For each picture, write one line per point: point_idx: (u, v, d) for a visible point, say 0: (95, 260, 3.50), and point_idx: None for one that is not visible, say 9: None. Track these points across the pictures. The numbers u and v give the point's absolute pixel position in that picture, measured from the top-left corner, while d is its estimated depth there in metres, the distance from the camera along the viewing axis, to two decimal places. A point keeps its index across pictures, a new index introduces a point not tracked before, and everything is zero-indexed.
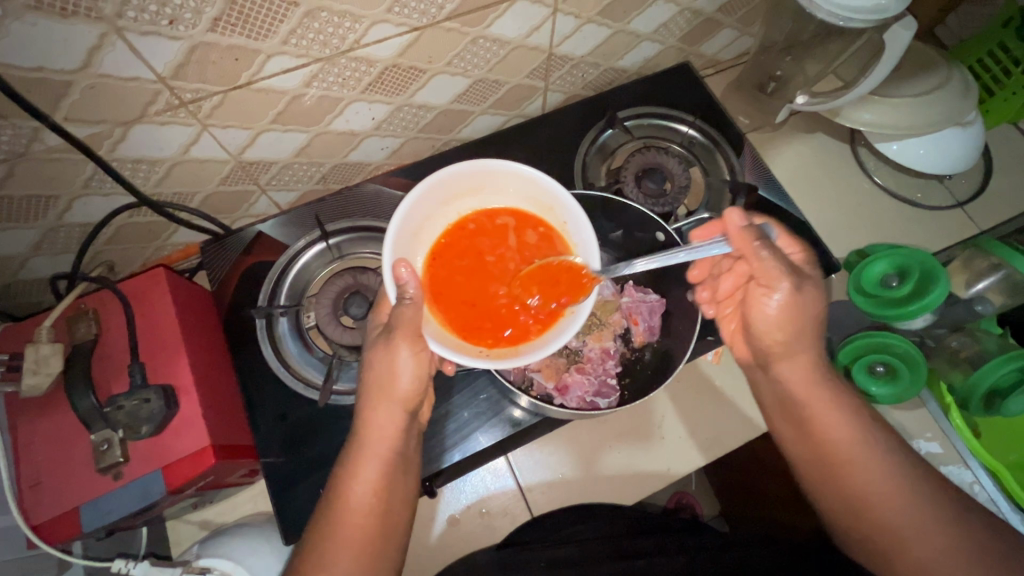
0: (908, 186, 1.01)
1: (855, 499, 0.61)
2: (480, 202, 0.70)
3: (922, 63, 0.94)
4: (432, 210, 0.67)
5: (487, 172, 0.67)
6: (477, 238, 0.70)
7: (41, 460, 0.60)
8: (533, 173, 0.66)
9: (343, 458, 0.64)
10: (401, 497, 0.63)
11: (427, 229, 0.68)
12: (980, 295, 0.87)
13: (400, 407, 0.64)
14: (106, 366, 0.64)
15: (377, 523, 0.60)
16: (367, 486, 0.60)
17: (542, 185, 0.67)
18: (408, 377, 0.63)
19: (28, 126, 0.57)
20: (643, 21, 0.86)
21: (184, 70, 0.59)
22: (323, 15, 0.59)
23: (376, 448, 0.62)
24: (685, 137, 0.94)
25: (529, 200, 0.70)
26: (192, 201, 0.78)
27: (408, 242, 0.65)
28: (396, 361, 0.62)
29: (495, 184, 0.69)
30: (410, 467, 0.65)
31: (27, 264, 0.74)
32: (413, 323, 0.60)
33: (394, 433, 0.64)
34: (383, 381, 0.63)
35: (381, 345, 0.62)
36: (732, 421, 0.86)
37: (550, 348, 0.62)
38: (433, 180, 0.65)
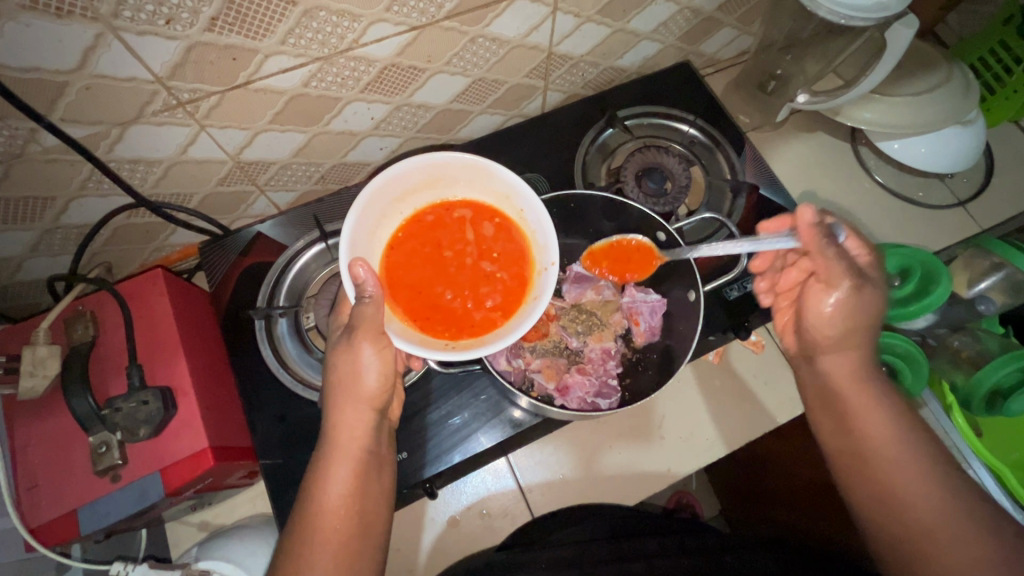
0: (909, 184, 1.00)
1: (889, 496, 0.60)
2: (434, 198, 0.70)
3: (922, 62, 0.94)
4: (387, 208, 0.67)
5: (440, 166, 0.67)
6: (434, 233, 0.70)
7: (38, 463, 0.60)
8: (484, 162, 0.66)
9: (316, 460, 0.63)
10: (378, 495, 0.63)
11: (383, 226, 0.68)
12: (983, 293, 0.88)
13: (366, 406, 0.64)
14: (105, 367, 0.64)
15: (354, 523, 0.60)
16: (341, 487, 0.60)
17: (495, 175, 0.68)
18: (373, 375, 0.62)
19: (24, 127, 0.57)
20: (643, 20, 0.85)
21: (182, 70, 0.58)
22: (320, 15, 0.59)
23: (347, 448, 0.62)
24: (685, 136, 0.94)
25: (483, 192, 0.70)
26: (191, 201, 0.78)
27: (365, 241, 0.65)
28: (359, 361, 0.61)
29: (448, 177, 0.69)
30: (384, 465, 0.66)
31: (25, 266, 0.74)
32: (373, 321, 0.59)
33: (364, 433, 0.64)
34: (347, 381, 0.62)
35: (343, 346, 0.61)
36: (734, 422, 0.86)
37: (514, 335, 0.61)
38: (386, 176, 0.64)
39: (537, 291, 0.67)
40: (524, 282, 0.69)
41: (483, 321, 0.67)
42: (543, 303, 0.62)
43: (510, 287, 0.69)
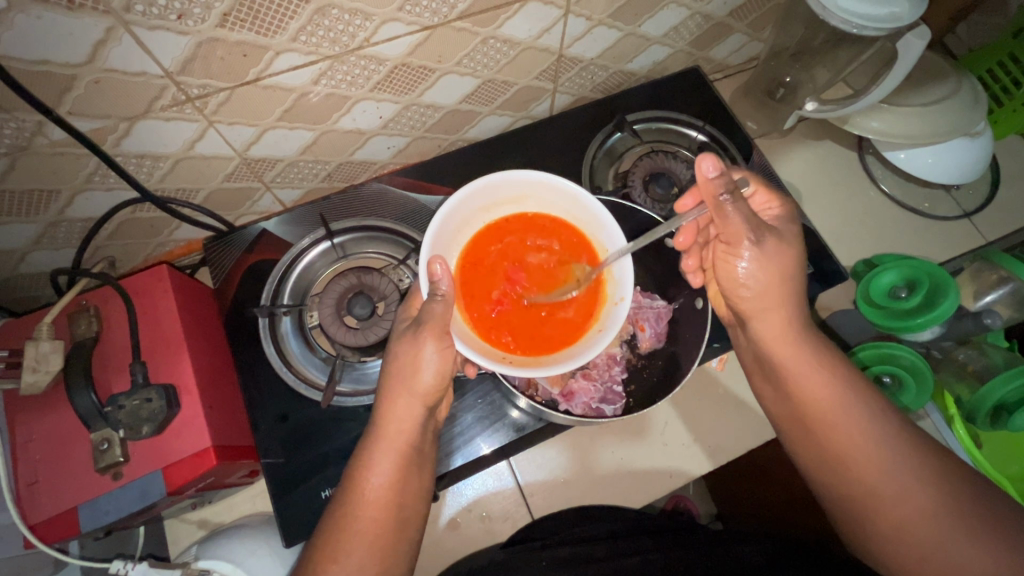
0: (915, 195, 1.00)
1: (868, 486, 0.58)
2: (518, 212, 0.71)
3: (932, 73, 0.94)
4: (472, 213, 0.68)
5: (531, 183, 0.67)
6: (514, 247, 0.70)
7: (39, 459, 0.59)
8: (575, 188, 0.66)
9: (358, 450, 0.62)
10: (417, 490, 0.61)
11: (465, 230, 0.68)
12: (989, 307, 0.87)
13: (420, 403, 0.62)
14: (107, 364, 0.63)
15: (393, 517, 0.59)
16: (382, 480, 0.59)
17: (584, 201, 0.67)
18: (431, 372, 0.61)
19: (31, 119, 0.56)
20: (655, 24, 0.85)
21: (191, 66, 0.58)
22: (333, 12, 0.58)
23: (393, 441, 0.60)
24: (694, 142, 0.94)
25: (569, 215, 0.70)
26: (196, 196, 0.77)
27: (445, 240, 0.65)
28: (420, 356, 0.60)
29: (537, 195, 0.69)
30: (426, 462, 0.63)
31: (27, 258, 0.73)
32: (443, 319, 0.60)
33: (410, 427, 0.61)
34: (404, 373, 0.61)
35: (408, 338, 0.61)
36: (736, 429, 0.85)
37: (575, 363, 0.61)
38: (477, 183, 0.65)
39: (603, 323, 0.67)
40: (592, 312, 0.69)
41: (545, 342, 0.67)
42: (609, 335, 0.62)
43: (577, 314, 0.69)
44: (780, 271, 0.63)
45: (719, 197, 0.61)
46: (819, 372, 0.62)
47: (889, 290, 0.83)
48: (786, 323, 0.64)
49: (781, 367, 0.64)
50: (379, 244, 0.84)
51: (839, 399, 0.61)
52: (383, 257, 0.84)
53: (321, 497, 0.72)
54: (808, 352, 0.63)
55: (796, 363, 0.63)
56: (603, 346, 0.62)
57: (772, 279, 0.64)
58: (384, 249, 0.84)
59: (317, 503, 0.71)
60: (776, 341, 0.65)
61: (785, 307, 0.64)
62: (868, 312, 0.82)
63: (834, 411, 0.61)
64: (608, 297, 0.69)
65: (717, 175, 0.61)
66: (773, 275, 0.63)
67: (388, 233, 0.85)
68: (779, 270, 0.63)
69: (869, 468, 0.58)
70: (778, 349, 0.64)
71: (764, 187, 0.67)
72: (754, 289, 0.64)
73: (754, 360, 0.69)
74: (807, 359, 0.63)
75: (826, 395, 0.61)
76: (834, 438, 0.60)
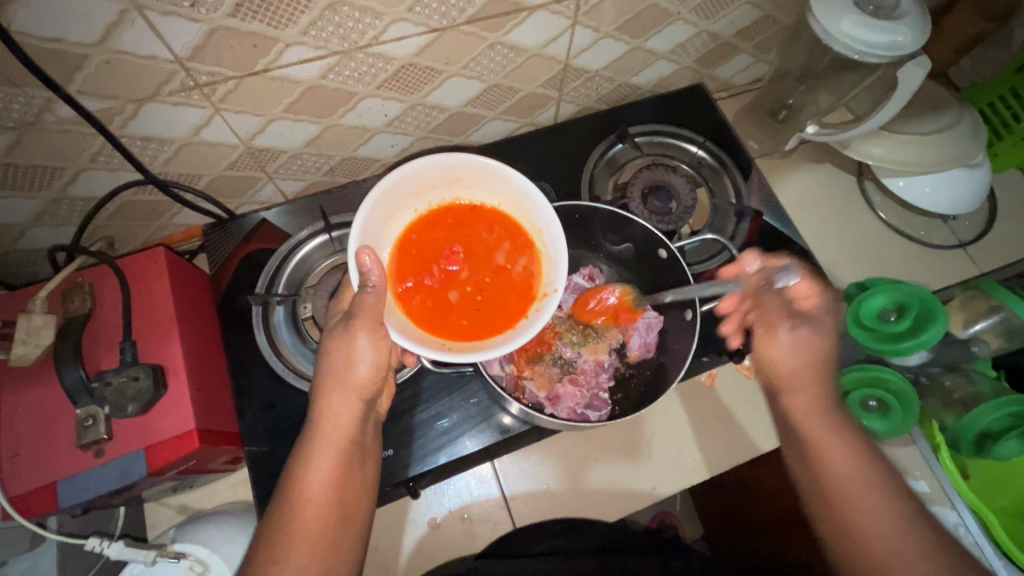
0: (913, 223, 1.01)
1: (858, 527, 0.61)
2: (452, 198, 0.70)
3: (933, 103, 0.96)
4: (402, 201, 0.66)
5: (461, 166, 0.67)
6: (445, 232, 0.69)
7: (23, 432, 0.60)
8: (505, 169, 0.66)
9: (297, 447, 0.63)
10: (361, 486, 0.62)
11: (396, 218, 0.67)
12: (979, 335, 0.86)
13: (355, 397, 0.64)
14: (98, 341, 0.64)
15: (332, 515, 0.59)
16: (323, 476, 0.60)
17: (516, 183, 0.67)
18: (365, 365, 0.63)
19: (41, 96, 0.57)
20: (661, 40, 0.87)
21: (201, 52, 0.59)
22: (344, 9, 0.60)
23: (331, 437, 0.62)
24: (694, 157, 0.95)
25: (501, 198, 0.70)
26: (199, 182, 0.78)
27: (376, 230, 0.64)
28: (353, 349, 0.62)
29: (468, 179, 0.68)
30: (368, 456, 0.65)
31: (27, 234, 0.74)
32: (374, 310, 0.60)
33: (348, 422, 0.63)
34: (339, 368, 0.62)
35: (339, 331, 0.62)
36: (723, 443, 0.85)
37: (512, 346, 0.61)
38: (407, 169, 0.64)
39: (540, 306, 0.66)
40: (527, 296, 0.68)
41: (483, 326, 0.66)
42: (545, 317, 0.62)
43: (513, 296, 0.68)
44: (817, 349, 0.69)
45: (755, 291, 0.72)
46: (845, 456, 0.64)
47: (880, 313, 0.82)
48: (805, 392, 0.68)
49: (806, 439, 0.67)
50: None
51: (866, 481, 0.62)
52: None
53: None
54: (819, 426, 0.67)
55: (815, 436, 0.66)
56: (537, 328, 0.62)
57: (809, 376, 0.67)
58: None
59: None
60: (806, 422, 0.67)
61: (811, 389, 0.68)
62: (860, 334, 0.82)
63: (858, 481, 0.62)
64: (544, 280, 0.69)
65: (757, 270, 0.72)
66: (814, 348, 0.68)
67: None
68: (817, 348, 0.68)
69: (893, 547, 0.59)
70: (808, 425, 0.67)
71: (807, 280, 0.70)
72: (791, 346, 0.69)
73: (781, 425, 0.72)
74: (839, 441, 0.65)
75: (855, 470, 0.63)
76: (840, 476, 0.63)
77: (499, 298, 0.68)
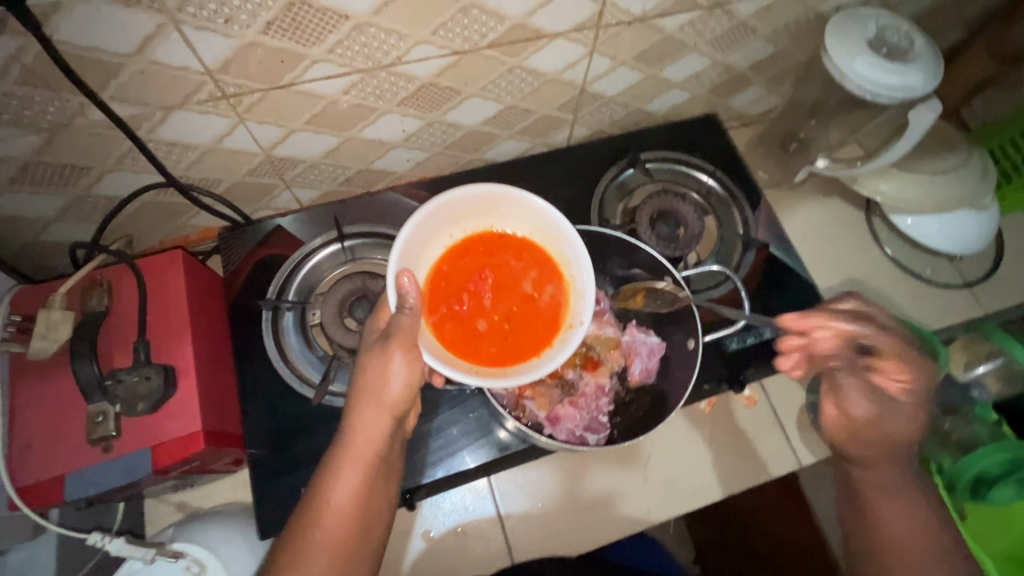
0: (918, 260, 1.01)
1: None
2: (486, 226, 0.70)
3: (942, 144, 0.97)
4: (438, 226, 0.67)
5: (497, 196, 0.67)
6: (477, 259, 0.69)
7: (35, 423, 0.61)
8: (541, 202, 0.66)
9: (326, 457, 0.63)
10: (381, 503, 0.63)
11: (432, 244, 0.67)
12: (980, 379, 0.86)
13: (388, 413, 0.63)
14: (113, 338, 0.65)
15: (354, 529, 0.59)
16: (349, 489, 0.60)
17: (552, 216, 0.67)
18: (399, 383, 0.62)
19: (75, 101, 0.59)
20: (676, 70, 0.88)
21: (231, 66, 0.61)
22: (370, 31, 0.62)
23: (360, 452, 0.62)
24: (704, 186, 0.96)
25: (534, 229, 0.70)
26: (218, 187, 0.80)
27: (412, 253, 0.64)
28: (389, 367, 0.61)
29: (503, 210, 0.69)
30: (392, 472, 0.65)
31: (50, 229, 0.76)
32: (409, 332, 0.60)
33: (379, 438, 0.63)
34: (374, 384, 0.62)
35: (376, 349, 0.61)
36: (721, 474, 0.85)
37: (538, 376, 0.61)
38: (446, 196, 0.65)
39: (566, 336, 0.66)
40: (554, 326, 0.67)
41: (511, 354, 0.65)
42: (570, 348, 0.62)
43: (542, 326, 0.67)
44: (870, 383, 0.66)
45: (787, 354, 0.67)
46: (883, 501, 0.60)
47: None
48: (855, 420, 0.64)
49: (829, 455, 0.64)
50: (387, 251, 0.86)
51: None
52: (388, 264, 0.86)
53: (300, 493, 0.73)
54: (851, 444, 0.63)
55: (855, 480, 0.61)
56: (564, 359, 0.62)
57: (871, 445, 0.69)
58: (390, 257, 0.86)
59: (295, 498, 0.72)
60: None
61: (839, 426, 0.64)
62: None
63: None
64: (572, 311, 0.68)
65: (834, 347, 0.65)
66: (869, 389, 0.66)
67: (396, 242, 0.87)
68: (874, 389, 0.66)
69: None
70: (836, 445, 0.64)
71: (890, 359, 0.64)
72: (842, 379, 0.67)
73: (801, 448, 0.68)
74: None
75: None
76: None
77: (526, 326, 0.67)
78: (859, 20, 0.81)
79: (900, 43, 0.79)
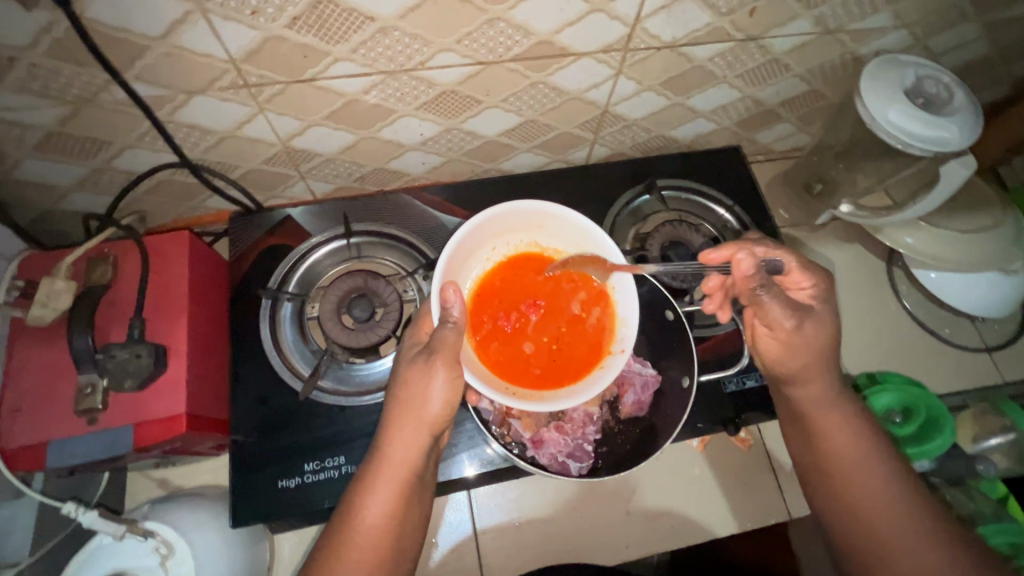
0: (937, 318, 0.97)
1: (847, 506, 0.62)
2: (530, 240, 0.70)
3: (975, 201, 0.93)
4: (485, 240, 0.67)
5: (544, 214, 0.67)
6: (522, 274, 0.69)
7: (25, 389, 0.62)
8: (587, 224, 0.66)
9: (361, 472, 0.62)
10: (417, 518, 0.62)
11: (476, 258, 0.67)
12: (989, 452, 0.84)
13: (426, 430, 0.61)
14: (111, 312, 0.66)
15: (389, 546, 0.59)
16: (383, 505, 0.59)
17: (599, 239, 0.66)
18: (439, 402, 0.60)
19: (100, 78, 0.60)
20: (704, 99, 0.87)
21: (255, 57, 0.61)
22: (394, 34, 0.62)
23: (397, 468, 0.60)
24: (720, 219, 0.94)
25: (578, 247, 0.69)
26: (234, 172, 0.81)
27: (456, 267, 0.65)
28: (430, 385, 0.59)
29: (550, 226, 0.68)
30: (425, 489, 0.64)
31: (67, 197, 0.77)
32: (453, 347, 0.59)
33: (415, 455, 0.61)
34: (412, 401, 0.60)
35: (419, 365, 0.60)
36: (698, 514, 0.85)
37: (577, 401, 0.61)
38: (493, 212, 0.65)
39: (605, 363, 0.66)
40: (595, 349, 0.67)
41: (553, 375, 0.65)
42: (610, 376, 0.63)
43: (584, 347, 0.67)
44: (821, 343, 0.64)
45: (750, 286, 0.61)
46: (890, 505, 0.61)
47: (884, 412, 0.80)
48: (814, 385, 0.65)
49: (810, 425, 0.66)
50: (392, 252, 0.86)
51: (880, 492, 0.61)
52: (393, 266, 0.86)
53: (277, 486, 0.72)
54: (844, 416, 0.65)
55: (865, 482, 0.62)
56: (602, 386, 0.62)
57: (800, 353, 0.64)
58: (395, 259, 0.86)
59: (272, 491, 0.72)
60: (845, 466, 0.63)
61: (822, 378, 0.65)
62: None
63: (861, 462, 0.62)
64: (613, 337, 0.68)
65: (755, 269, 0.60)
66: (808, 354, 0.64)
67: (402, 244, 0.87)
68: (815, 351, 0.64)
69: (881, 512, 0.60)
70: (814, 413, 0.66)
71: (800, 267, 0.65)
72: (780, 345, 0.65)
73: (788, 415, 0.70)
74: (881, 476, 0.61)
75: (861, 449, 0.63)
76: (832, 448, 0.64)
77: (567, 346, 0.67)
78: (897, 67, 0.78)
79: (939, 93, 0.77)
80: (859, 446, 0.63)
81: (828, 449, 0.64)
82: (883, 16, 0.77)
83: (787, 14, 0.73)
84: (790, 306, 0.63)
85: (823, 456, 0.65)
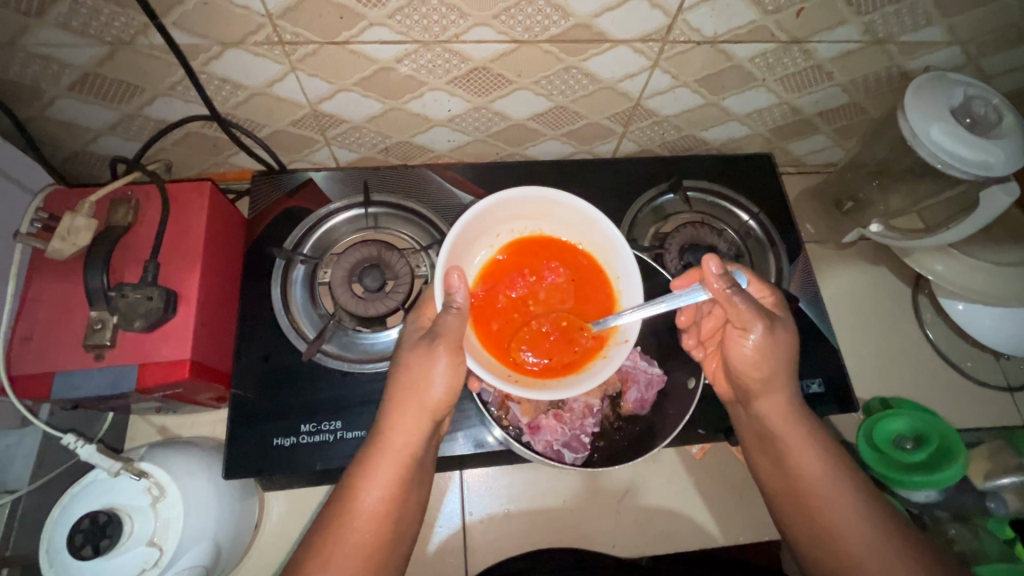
0: (959, 350, 0.94)
1: (824, 531, 0.61)
2: (536, 228, 0.69)
3: (1013, 233, 0.89)
4: (490, 225, 0.66)
5: (551, 201, 0.66)
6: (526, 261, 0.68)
7: (39, 318, 0.63)
8: (594, 212, 0.65)
9: (358, 456, 0.62)
10: (415, 505, 0.62)
11: (480, 243, 0.67)
12: (1000, 491, 0.80)
13: (428, 415, 0.62)
14: (128, 253, 0.67)
15: (387, 531, 0.59)
16: (380, 492, 0.59)
17: (605, 228, 0.65)
18: (441, 386, 0.61)
19: (139, 21, 0.61)
20: (739, 102, 0.85)
21: (291, 14, 0.62)
22: (432, 3, 0.61)
23: (397, 454, 0.61)
24: (743, 225, 0.92)
25: (584, 238, 0.68)
26: (261, 130, 0.81)
27: (459, 253, 0.64)
28: (432, 369, 0.60)
29: (557, 215, 0.67)
30: (424, 479, 0.64)
31: (98, 140, 0.79)
32: (456, 333, 0.59)
33: (416, 441, 0.62)
34: (415, 387, 0.61)
35: (422, 349, 0.60)
36: (689, 523, 0.84)
37: (579, 390, 0.59)
38: (499, 197, 0.64)
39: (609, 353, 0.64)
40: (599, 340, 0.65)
41: (556, 364, 0.63)
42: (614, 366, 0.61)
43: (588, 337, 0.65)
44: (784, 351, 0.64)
45: (726, 295, 0.60)
46: (869, 526, 0.59)
47: (894, 437, 0.77)
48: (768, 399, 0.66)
49: (779, 443, 0.65)
50: (409, 226, 0.86)
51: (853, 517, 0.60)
52: (408, 240, 0.86)
53: (270, 444, 0.72)
54: (810, 434, 0.64)
55: (844, 505, 0.61)
56: (606, 376, 0.60)
57: (774, 363, 0.64)
58: (411, 233, 0.86)
59: (265, 448, 0.72)
60: (819, 483, 0.62)
61: (787, 388, 0.65)
62: (869, 452, 0.76)
63: (829, 488, 0.62)
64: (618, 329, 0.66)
65: (721, 270, 0.59)
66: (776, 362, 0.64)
67: (419, 219, 0.86)
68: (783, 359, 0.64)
69: (856, 538, 0.59)
70: (782, 429, 0.65)
71: (757, 278, 0.68)
72: (755, 353, 0.64)
73: (755, 434, 0.69)
74: (851, 500, 0.61)
75: (828, 478, 0.62)
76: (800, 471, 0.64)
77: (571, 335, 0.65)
78: (945, 85, 0.75)
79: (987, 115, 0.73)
80: (823, 470, 0.63)
81: (798, 474, 0.64)
82: (936, 30, 0.74)
83: (835, 19, 0.71)
84: (759, 313, 0.62)
85: (794, 478, 0.64)
